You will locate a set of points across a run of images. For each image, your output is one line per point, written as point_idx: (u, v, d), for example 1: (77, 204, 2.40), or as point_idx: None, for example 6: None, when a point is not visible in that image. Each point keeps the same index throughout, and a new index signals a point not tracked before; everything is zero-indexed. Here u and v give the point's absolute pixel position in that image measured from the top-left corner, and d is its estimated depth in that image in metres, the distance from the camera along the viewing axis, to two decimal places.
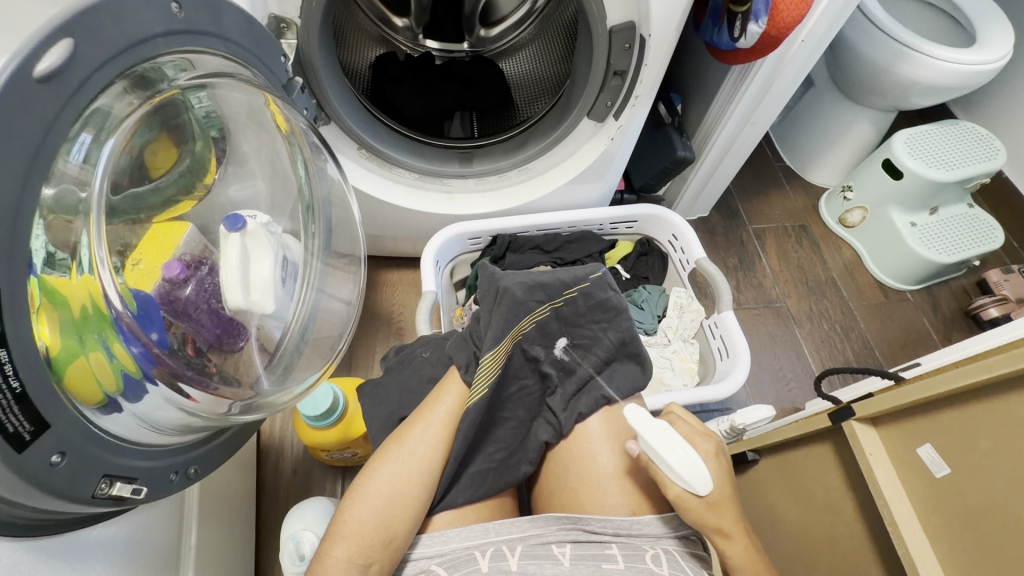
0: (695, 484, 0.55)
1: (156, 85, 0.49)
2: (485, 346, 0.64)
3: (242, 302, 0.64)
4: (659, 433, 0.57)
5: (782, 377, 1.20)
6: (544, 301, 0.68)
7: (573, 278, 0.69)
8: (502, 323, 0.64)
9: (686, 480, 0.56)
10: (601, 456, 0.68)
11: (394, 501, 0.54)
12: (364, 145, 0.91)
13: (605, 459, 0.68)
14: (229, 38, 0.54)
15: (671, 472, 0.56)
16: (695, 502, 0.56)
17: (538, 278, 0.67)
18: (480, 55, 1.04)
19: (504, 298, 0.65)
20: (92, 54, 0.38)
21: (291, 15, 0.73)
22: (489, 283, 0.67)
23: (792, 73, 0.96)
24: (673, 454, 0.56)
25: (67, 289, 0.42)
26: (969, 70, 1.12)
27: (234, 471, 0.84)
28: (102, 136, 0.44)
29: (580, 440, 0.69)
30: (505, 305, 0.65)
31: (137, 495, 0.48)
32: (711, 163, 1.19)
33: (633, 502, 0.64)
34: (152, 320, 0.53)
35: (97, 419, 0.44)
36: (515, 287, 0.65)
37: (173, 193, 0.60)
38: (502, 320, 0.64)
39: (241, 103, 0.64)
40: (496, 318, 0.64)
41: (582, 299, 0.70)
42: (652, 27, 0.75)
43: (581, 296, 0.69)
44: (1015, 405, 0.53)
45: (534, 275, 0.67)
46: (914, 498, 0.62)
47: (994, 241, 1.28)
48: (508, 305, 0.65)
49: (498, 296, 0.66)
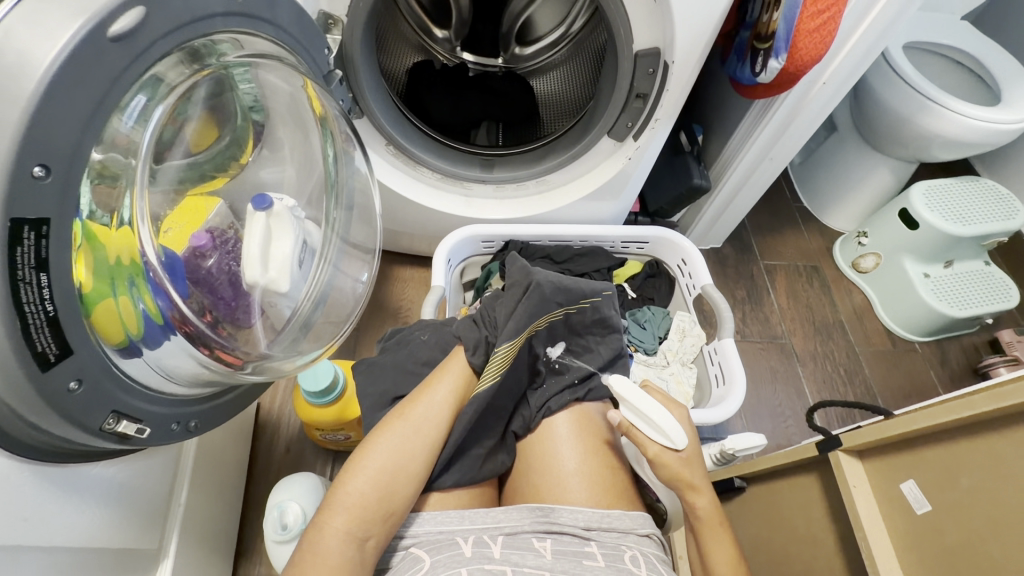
0: (673, 438, 0.63)
1: (206, 60, 0.53)
2: (503, 337, 0.66)
3: (258, 276, 0.68)
4: (642, 398, 0.65)
5: (780, 413, 1.19)
6: (562, 304, 0.71)
7: (591, 290, 0.72)
8: (525, 317, 0.67)
9: (661, 435, 0.64)
10: (564, 453, 0.69)
11: (395, 476, 0.56)
12: (392, 141, 0.95)
13: (566, 456, 0.69)
14: (280, 25, 0.59)
15: (652, 429, 0.64)
16: (674, 457, 0.63)
17: (569, 283, 0.70)
18: (513, 71, 1.10)
19: (533, 293, 0.67)
20: (157, 24, 0.42)
21: (338, 13, 0.78)
22: (521, 274, 0.69)
23: (813, 112, 0.99)
24: (652, 411, 0.64)
25: (105, 236, 0.46)
26: (991, 127, 1.14)
27: (230, 440, 0.87)
28: (154, 102, 0.48)
29: (544, 437, 0.71)
30: (532, 299, 0.67)
31: (140, 435, 0.51)
32: (727, 195, 1.21)
33: (595, 497, 0.65)
34: (177, 277, 0.56)
35: (117, 359, 0.48)
36: (545, 284, 0.68)
37: (209, 169, 0.65)
38: (525, 313, 0.67)
39: (282, 90, 0.68)
40: (521, 307, 0.67)
41: (591, 312, 0.76)
42: (677, 54, 0.79)
43: (592, 308, 0.74)
44: (997, 447, 0.54)
45: (561, 277, 0.70)
46: (896, 536, 0.62)
47: (1009, 300, 1.26)
48: (534, 301, 0.68)
49: (528, 288, 0.68)
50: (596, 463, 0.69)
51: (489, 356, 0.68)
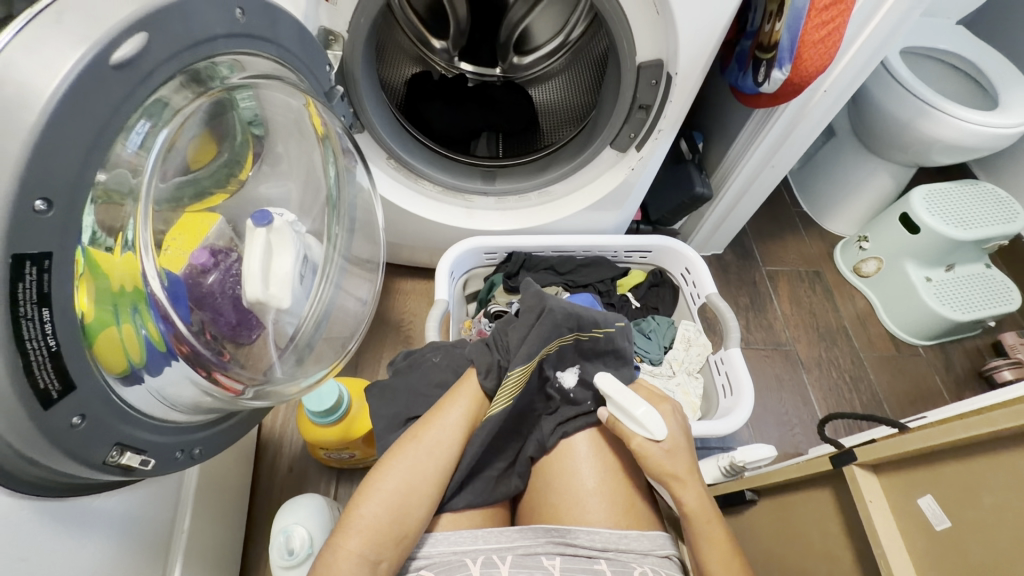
0: (651, 429, 0.63)
1: (209, 82, 0.52)
2: (515, 361, 0.65)
3: (260, 294, 0.66)
4: (623, 393, 0.65)
5: (786, 421, 1.18)
6: (574, 331, 0.70)
7: (604, 319, 0.72)
8: (538, 341, 0.66)
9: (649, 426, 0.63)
10: (583, 472, 0.68)
11: (408, 498, 0.55)
12: (392, 155, 0.95)
13: (586, 475, 0.68)
14: (283, 44, 0.58)
15: (633, 423, 0.64)
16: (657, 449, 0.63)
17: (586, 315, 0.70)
18: (511, 81, 1.09)
19: (545, 318, 0.67)
20: (160, 48, 0.41)
21: (339, 29, 0.77)
22: (534, 300, 0.69)
23: (814, 120, 0.99)
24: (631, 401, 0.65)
25: (107, 264, 0.44)
26: (993, 132, 1.14)
27: (233, 461, 0.85)
28: (157, 127, 0.47)
29: (564, 456, 0.70)
30: (545, 324, 0.67)
31: (144, 467, 0.49)
32: (728, 203, 1.21)
33: (615, 517, 0.64)
34: (179, 299, 0.55)
35: (118, 388, 0.46)
36: (558, 311, 0.67)
37: (209, 185, 0.64)
38: (538, 338, 0.66)
39: (284, 106, 0.67)
40: (534, 333, 0.66)
41: (609, 341, 0.73)
42: (680, 65, 0.78)
43: (605, 338, 0.72)
44: (1018, 462, 0.54)
45: (575, 305, 0.70)
46: (913, 550, 0.61)
47: (1012, 303, 1.26)
48: (546, 326, 0.67)
49: (542, 310, 0.68)
50: (618, 483, 0.68)
51: (500, 380, 0.67)
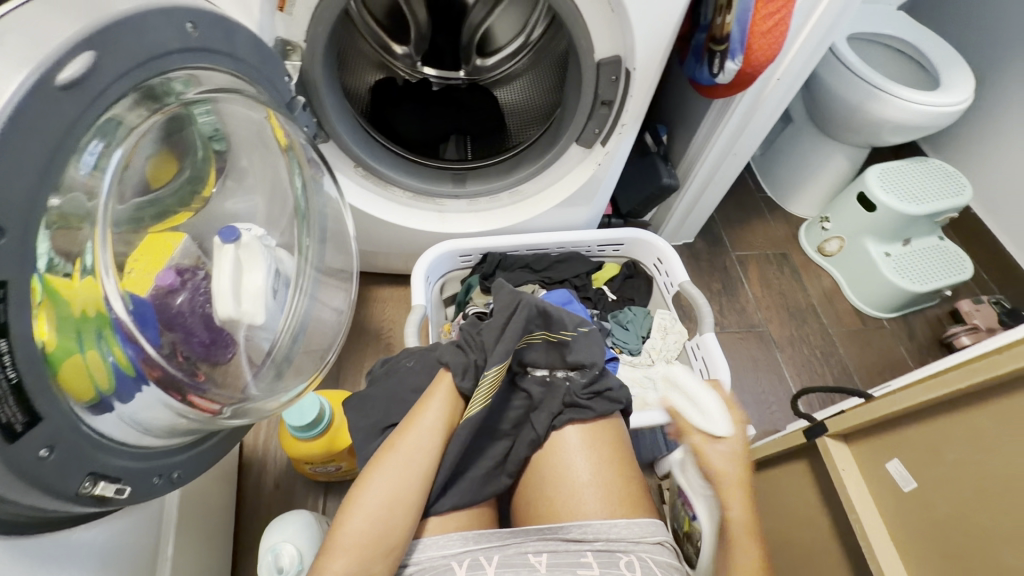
0: (715, 425, 0.68)
1: (164, 99, 0.51)
2: (492, 360, 0.64)
3: (232, 311, 0.67)
4: (692, 384, 0.74)
5: (764, 400, 1.22)
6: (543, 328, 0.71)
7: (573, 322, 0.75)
8: (514, 339, 0.65)
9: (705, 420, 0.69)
10: (576, 464, 0.69)
11: (393, 510, 0.55)
12: (360, 163, 0.94)
13: (579, 467, 0.69)
14: (239, 57, 0.57)
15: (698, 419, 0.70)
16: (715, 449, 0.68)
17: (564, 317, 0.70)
18: (476, 83, 1.10)
19: (521, 316, 0.66)
20: (111, 66, 0.40)
21: (296, 39, 0.77)
22: (508, 297, 0.67)
23: (770, 106, 1.02)
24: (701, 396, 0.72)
25: (68, 290, 0.43)
26: (937, 111, 1.20)
27: (215, 482, 0.83)
28: (112, 145, 0.46)
29: (557, 449, 0.70)
30: (521, 322, 0.65)
31: (121, 495, 0.48)
32: (694, 191, 1.24)
33: (609, 506, 0.66)
34: (146, 322, 0.54)
35: (88, 418, 0.44)
36: (533, 309, 0.67)
37: (171, 204, 0.63)
38: (515, 335, 0.65)
39: (244, 119, 0.66)
40: (510, 331, 0.65)
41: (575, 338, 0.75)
42: (637, 61, 0.80)
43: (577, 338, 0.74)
44: (974, 421, 0.57)
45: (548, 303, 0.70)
46: (886, 513, 0.65)
47: (964, 272, 1.33)
48: (522, 324, 0.66)
49: (516, 309, 0.66)
50: (613, 472, 0.69)
51: (478, 379, 0.65)
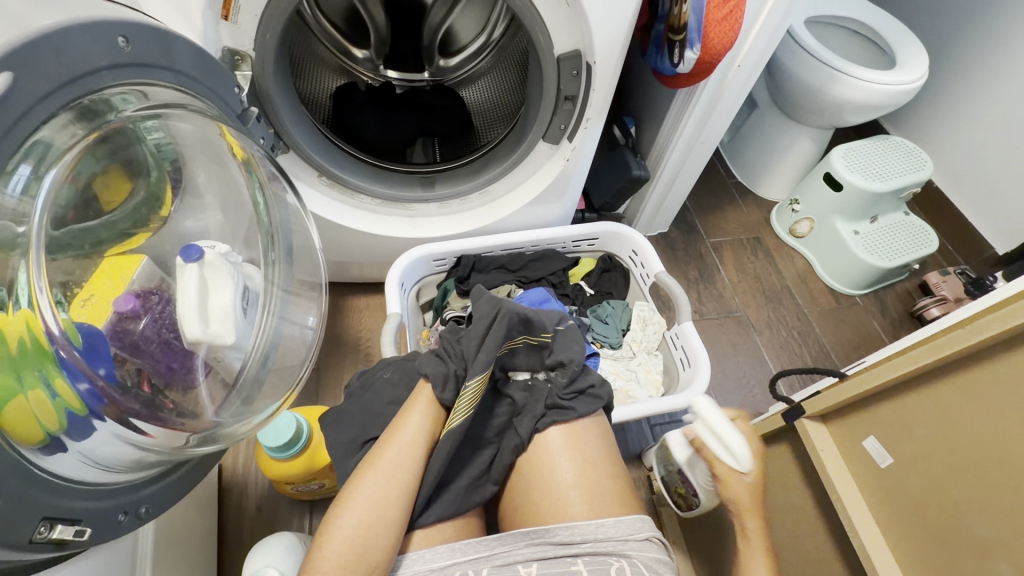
0: (739, 457, 0.63)
1: (103, 117, 0.49)
2: (473, 372, 0.62)
3: (200, 333, 0.64)
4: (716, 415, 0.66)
5: (746, 384, 1.23)
6: (523, 334, 0.68)
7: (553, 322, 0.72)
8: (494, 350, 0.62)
9: (723, 455, 0.64)
10: (561, 467, 0.68)
11: (372, 530, 0.54)
12: (323, 172, 0.92)
13: (564, 469, 0.68)
14: (181, 70, 0.55)
15: (720, 448, 0.65)
16: (740, 485, 0.63)
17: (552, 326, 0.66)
18: (441, 84, 1.08)
19: (501, 326, 0.63)
20: (35, 84, 0.38)
21: (245, 48, 0.74)
22: (487, 305, 0.64)
23: (734, 94, 1.03)
24: (723, 435, 0.64)
25: (4, 325, 0.40)
26: (895, 90, 1.22)
27: (192, 511, 0.81)
28: (42, 169, 0.43)
29: (541, 452, 0.69)
30: (501, 332, 0.63)
31: (80, 537, 0.45)
32: (666, 181, 1.24)
33: (596, 506, 0.65)
34: (99, 355, 0.52)
35: (39, 460, 0.41)
36: (514, 317, 0.64)
37: (127, 226, 0.60)
38: (496, 345, 0.62)
39: (195, 134, 0.64)
40: (491, 341, 0.63)
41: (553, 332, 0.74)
42: (597, 54, 0.79)
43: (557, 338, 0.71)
44: (941, 394, 0.58)
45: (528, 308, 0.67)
46: (866, 491, 0.66)
47: (930, 245, 1.36)
48: (502, 333, 0.63)
49: (495, 319, 0.64)
50: (596, 470, 0.68)
51: (459, 390, 0.64)
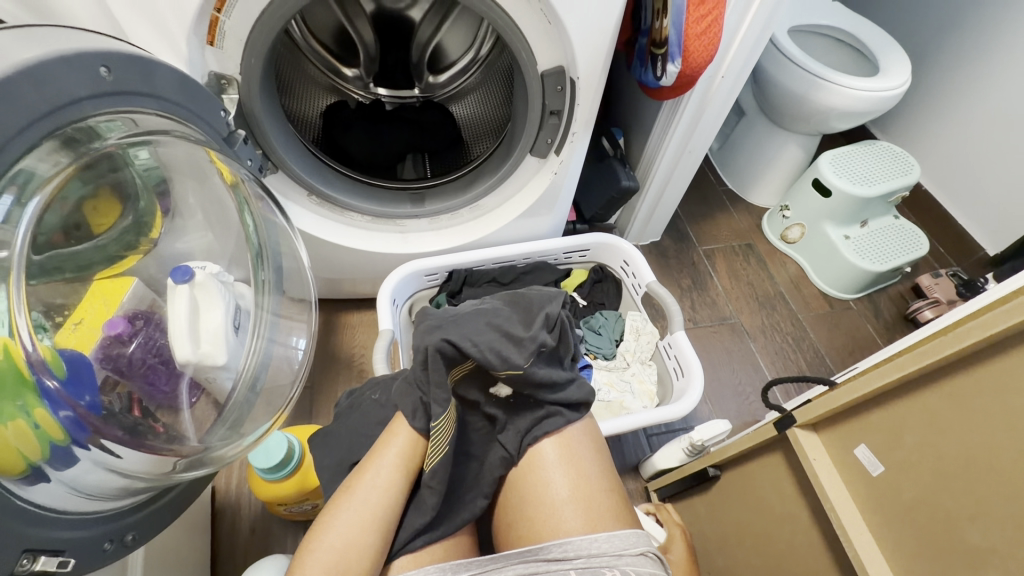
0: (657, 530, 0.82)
1: (87, 145, 0.49)
2: (436, 409, 0.60)
3: (190, 354, 0.65)
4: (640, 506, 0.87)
5: (742, 391, 1.23)
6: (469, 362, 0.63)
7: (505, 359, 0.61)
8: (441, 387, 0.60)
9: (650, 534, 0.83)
10: (555, 481, 0.67)
11: (349, 554, 0.55)
12: (313, 191, 0.93)
13: (558, 483, 0.67)
14: (165, 97, 0.55)
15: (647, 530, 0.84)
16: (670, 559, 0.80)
17: (501, 346, 0.61)
18: (430, 100, 1.09)
19: (435, 364, 0.60)
20: (17, 115, 0.38)
21: (231, 72, 0.75)
22: (420, 340, 0.62)
23: (719, 103, 1.04)
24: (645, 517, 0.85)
25: None
26: (879, 96, 1.24)
27: (182, 535, 0.80)
28: (25, 197, 0.43)
29: (534, 467, 0.69)
30: (438, 369, 0.60)
31: (64, 568, 0.45)
32: (656, 192, 1.26)
33: (590, 521, 0.64)
34: (83, 383, 0.52)
35: (20, 491, 0.41)
36: (447, 350, 0.60)
37: (116, 250, 0.61)
38: (438, 382, 0.60)
39: (182, 159, 0.65)
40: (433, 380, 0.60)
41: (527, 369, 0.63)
42: (580, 70, 0.80)
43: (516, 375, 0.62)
44: (928, 400, 0.58)
45: (464, 341, 0.60)
46: (857, 498, 0.66)
47: (920, 247, 1.37)
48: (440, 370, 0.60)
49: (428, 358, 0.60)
50: (590, 484, 0.68)
51: (431, 417, 0.63)
